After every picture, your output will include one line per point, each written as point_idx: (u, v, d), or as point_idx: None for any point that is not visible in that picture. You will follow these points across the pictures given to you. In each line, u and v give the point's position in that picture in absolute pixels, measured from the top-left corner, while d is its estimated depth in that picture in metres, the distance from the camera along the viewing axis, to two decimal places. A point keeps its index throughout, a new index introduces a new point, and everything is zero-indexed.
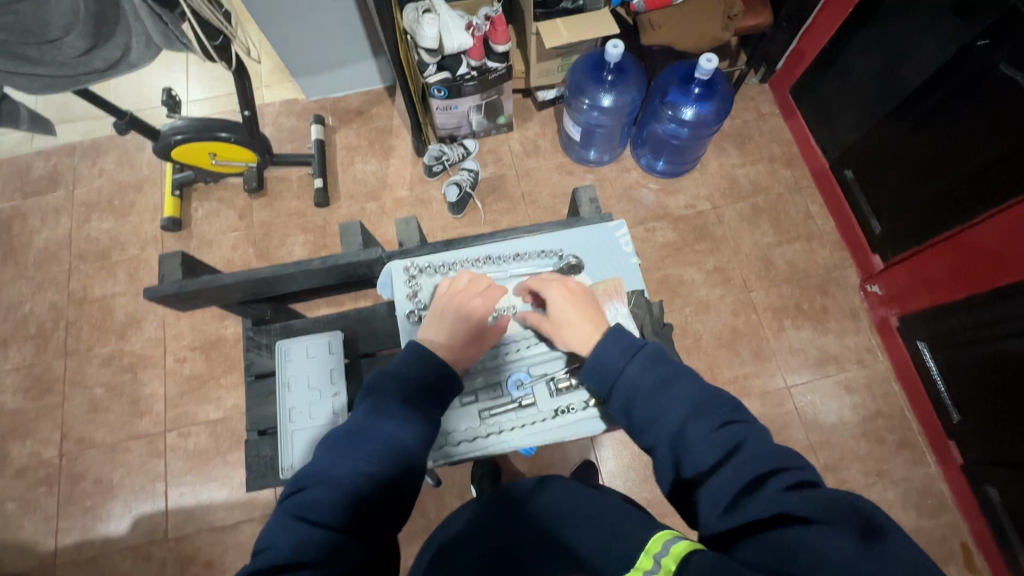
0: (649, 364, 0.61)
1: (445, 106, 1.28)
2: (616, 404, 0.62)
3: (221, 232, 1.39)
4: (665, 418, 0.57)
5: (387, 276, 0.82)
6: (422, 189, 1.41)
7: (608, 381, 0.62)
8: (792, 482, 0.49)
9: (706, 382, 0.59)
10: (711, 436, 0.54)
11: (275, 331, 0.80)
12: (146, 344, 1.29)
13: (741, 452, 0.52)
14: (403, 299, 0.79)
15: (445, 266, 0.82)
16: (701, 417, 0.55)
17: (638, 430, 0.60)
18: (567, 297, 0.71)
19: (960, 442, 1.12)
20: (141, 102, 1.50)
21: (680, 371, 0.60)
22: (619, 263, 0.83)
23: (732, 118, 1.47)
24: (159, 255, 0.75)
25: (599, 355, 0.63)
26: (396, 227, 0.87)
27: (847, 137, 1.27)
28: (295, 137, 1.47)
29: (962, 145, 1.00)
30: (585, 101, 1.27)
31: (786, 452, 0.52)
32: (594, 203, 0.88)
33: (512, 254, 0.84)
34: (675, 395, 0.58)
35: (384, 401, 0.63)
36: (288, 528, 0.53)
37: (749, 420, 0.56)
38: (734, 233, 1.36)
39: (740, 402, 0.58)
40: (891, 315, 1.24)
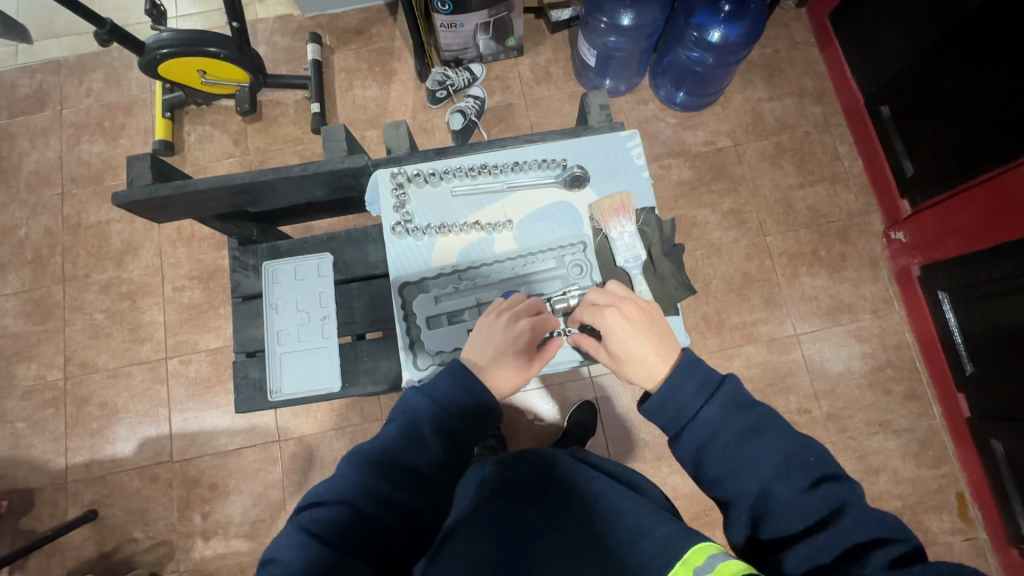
0: (729, 407, 0.57)
1: (450, 23, 1.18)
2: (685, 445, 0.58)
3: (216, 158, 1.33)
4: (747, 472, 0.54)
5: (373, 186, 0.77)
6: (424, 117, 1.33)
7: (678, 421, 0.59)
8: (895, 555, 0.47)
9: (796, 431, 0.56)
10: (802, 497, 0.52)
11: (262, 252, 0.77)
12: (143, 272, 1.27)
13: (841, 517, 0.50)
14: (389, 211, 0.75)
15: (437, 174, 0.77)
16: (790, 475, 0.53)
17: (709, 480, 0.57)
18: (628, 328, 0.64)
19: (970, 394, 1.09)
20: (128, 16, 1.40)
21: (765, 418, 0.57)
22: (628, 176, 0.77)
23: (762, 47, 1.35)
24: (127, 158, 0.71)
25: (668, 394, 0.59)
26: (384, 132, 0.80)
27: (887, 67, 1.16)
28: (291, 58, 1.38)
29: (1011, 83, 0.90)
30: (602, 19, 1.16)
31: (886, 518, 0.51)
32: (604, 110, 0.81)
33: (510, 163, 0.78)
34: (759, 448, 0.55)
35: (420, 424, 0.60)
36: (297, 545, 0.50)
37: (840, 475, 0.54)
38: (754, 173, 1.28)
39: (828, 453, 0.55)
40: (913, 264, 1.18)
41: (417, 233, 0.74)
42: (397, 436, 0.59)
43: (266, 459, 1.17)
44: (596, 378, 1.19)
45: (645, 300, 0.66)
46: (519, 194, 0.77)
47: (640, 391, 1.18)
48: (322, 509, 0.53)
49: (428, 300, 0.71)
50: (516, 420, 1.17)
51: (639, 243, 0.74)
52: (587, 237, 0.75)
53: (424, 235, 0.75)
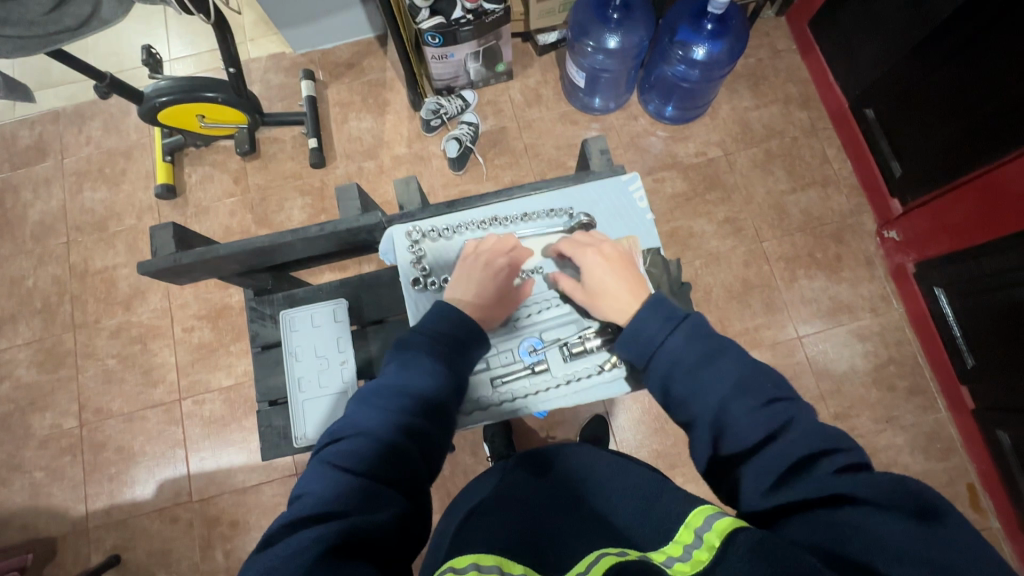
0: (693, 337, 0.60)
1: (440, 55, 1.21)
2: (654, 373, 0.62)
3: (217, 198, 1.35)
4: (705, 394, 0.57)
5: (388, 242, 0.79)
6: (420, 146, 1.36)
7: (646, 353, 0.63)
8: (843, 464, 0.48)
9: (749, 358, 0.58)
10: (754, 414, 0.53)
11: (278, 301, 0.78)
12: (153, 315, 1.29)
13: (789, 431, 0.51)
14: (407, 267, 0.77)
15: (451, 229, 0.79)
16: (745, 395, 0.55)
17: (676, 406, 0.60)
18: (603, 266, 0.70)
19: (973, 387, 1.11)
20: (122, 63, 1.42)
21: (724, 346, 0.59)
22: (633, 219, 0.80)
23: (745, 58, 1.38)
24: (149, 227, 0.73)
25: (636, 326, 0.64)
26: (396, 188, 0.84)
27: (870, 74, 1.19)
28: (285, 95, 1.41)
29: (991, 85, 0.93)
30: (589, 43, 1.18)
31: (834, 433, 0.51)
32: (605, 155, 0.85)
33: (519, 214, 0.81)
34: (715, 372, 0.57)
35: (413, 355, 0.63)
36: (325, 478, 0.50)
37: (793, 398, 0.55)
38: (746, 181, 1.31)
39: (787, 380, 0.57)
40: (908, 261, 1.21)
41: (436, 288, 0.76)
42: (399, 370, 0.62)
43: (285, 494, 1.18)
44: None
45: (623, 248, 0.73)
46: (531, 243, 0.80)
47: (649, 403, 1.20)
48: (341, 444, 0.54)
49: None
50: (530, 437, 1.18)
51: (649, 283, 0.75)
52: None
53: (443, 288, 0.76)
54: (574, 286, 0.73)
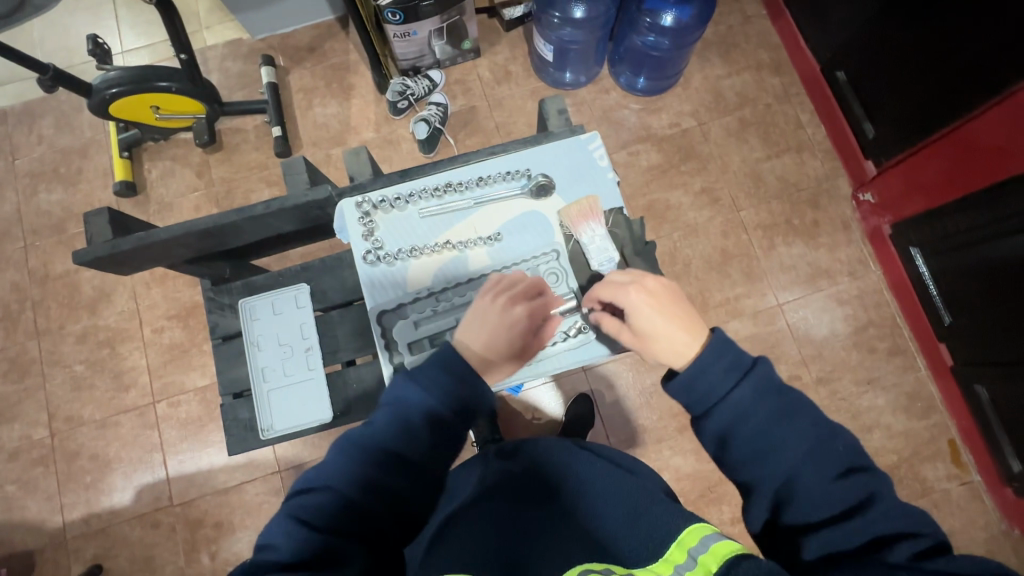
0: (763, 392, 0.55)
1: (403, 33, 1.17)
2: (711, 425, 0.57)
3: (180, 194, 1.30)
4: (776, 457, 0.53)
5: (341, 217, 0.76)
6: (388, 129, 1.32)
7: (706, 404, 0.57)
8: (923, 548, 0.48)
9: (826, 419, 0.55)
10: (830, 486, 0.51)
11: (237, 290, 0.75)
12: (120, 317, 1.24)
13: (869, 507, 0.50)
14: (358, 240, 0.74)
15: (403, 199, 0.75)
16: (823, 464, 0.52)
17: (734, 463, 0.56)
18: (653, 306, 0.62)
19: (951, 344, 1.12)
20: (71, 57, 1.36)
21: (798, 402, 0.55)
22: (594, 179, 0.77)
23: (715, 25, 1.36)
24: (83, 215, 0.69)
25: (699, 372, 0.57)
26: (345, 159, 0.80)
27: (839, 33, 1.18)
28: (245, 83, 1.35)
29: (964, 29, 0.91)
30: (555, 14, 1.16)
31: (914, 512, 0.51)
32: (562, 115, 0.81)
33: (475, 179, 0.77)
34: (790, 433, 0.54)
35: (404, 405, 0.58)
36: (284, 529, 0.52)
37: (870, 466, 0.54)
38: (721, 150, 1.30)
39: (861, 444, 0.54)
40: (885, 223, 1.20)
41: (389, 260, 0.73)
42: (385, 420, 0.58)
43: (268, 491, 1.15)
44: (589, 370, 1.20)
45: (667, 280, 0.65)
46: (488, 209, 0.76)
47: (633, 378, 1.19)
48: (311, 496, 0.54)
49: (407, 326, 0.70)
50: (515, 419, 1.16)
51: (611, 245, 0.74)
52: (560, 247, 0.75)
53: (396, 262, 0.73)
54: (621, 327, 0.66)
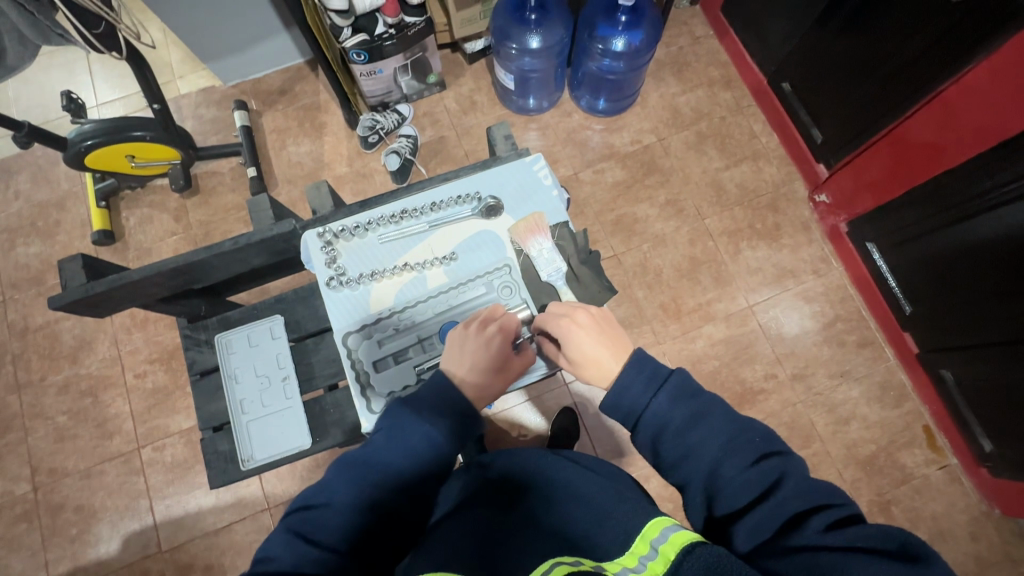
0: (677, 396, 0.60)
1: (369, 71, 1.22)
2: (642, 435, 0.61)
3: (159, 238, 1.32)
4: (695, 455, 0.57)
5: (304, 249, 0.78)
6: (361, 163, 1.36)
7: (632, 415, 0.62)
8: (833, 519, 0.49)
9: (738, 415, 0.59)
10: (744, 474, 0.54)
11: (212, 326, 0.77)
12: (102, 365, 1.24)
13: (781, 488, 0.52)
14: (322, 268, 0.77)
15: (361, 227, 0.79)
16: (735, 455, 0.55)
17: (667, 467, 0.59)
18: (583, 334, 0.67)
19: (913, 332, 1.17)
20: (46, 112, 1.39)
21: (711, 403, 0.59)
22: (541, 198, 0.80)
23: (667, 47, 1.43)
24: (57, 262, 0.71)
25: (620, 387, 0.62)
26: (307, 194, 0.84)
27: (780, 48, 1.26)
28: (219, 127, 1.39)
29: (891, 35, 0.98)
30: (513, 46, 1.21)
31: (825, 489, 0.52)
32: (509, 140, 0.85)
33: (428, 204, 0.80)
34: (704, 430, 0.57)
35: (406, 430, 0.60)
36: (288, 545, 0.52)
37: (785, 453, 0.56)
38: (682, 163, 1.36)
39: (772, 431, 0.58)
40: (841, 222, 1.26)
41: (351, 285, 0.76)
42: (388, 445, 0.60)
43: (259, 530, 1.15)
44: (570, 383, 1.22)
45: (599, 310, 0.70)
46: (443, 231, 0.79)
47: None
48: (313, 514, 0.55)
49: (372, 347, 0.72)
50: (502, 438, 1.18)
51: (558, 256, 0.77)
52: (511, 260, 0.78)
53: (358, 285, 0.76)
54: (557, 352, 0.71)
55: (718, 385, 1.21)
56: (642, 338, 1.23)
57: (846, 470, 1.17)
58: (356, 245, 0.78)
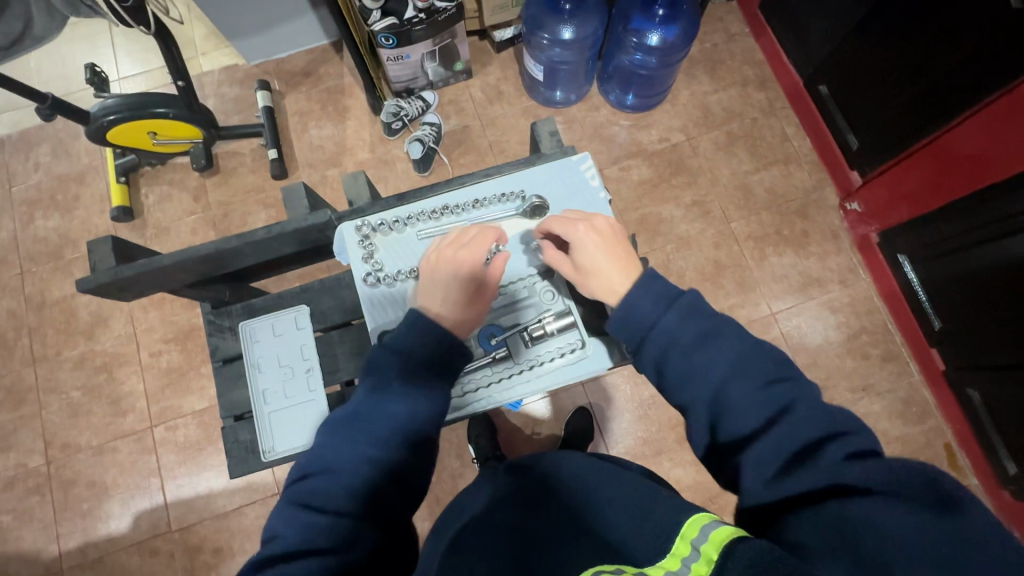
0: (688, 316, 0.58)
1: (396, 56, 1.19)
2: (647, 357, 0.60)
3: (177, 217, 1.31)
4: (701, 377, 0.56)
5: (340, 241, 0.77)
6: (383, 150, 1.34)
7: (638, 334, 0.61)
8: (851, 450, 0.47)
9: (750, 338, 0.57)
10: (754, 396, 0.52)
11: (236, 313, 0.75)
12: (117, 342, 1.24)
13: (791, 413, 0.50)
14: (358, 262, 0.74)
15: (401, 221, 0.76)
16: (745, 377, 0.54)
17: (671, 389, 0.58)
18: (595, 243, 0.67)
19: (941, 348, 1.14)
20: (68, 85, 1.38)
21: (721, 323, 0.58)
22: (587, 199, 0.78)
23: (701, 43, 1.39)
24: (87, 244, 0.70)
25: (630, 306, 0.61)
26: (344, 184, 0.82)
27: (820, 50, 1.21)
28: (241, 107, 1.37)
29: (939, 40, 0.94)
30: (544, 36, 1.18)
31: (841, 415, 0.50)
32: (554, 137, 0.83)
33: (471, 201, 0.79)
34: (713, 352, 0.56)
35: (384, 379, 0.60)
36: (290, 518, 0.52)
37: (798, 378, 0.54)
38: (710, 163, 1.32)
39: (789, 358, 0.56)
40: (872, 232, 1.23)
41: (389, 281, 0.73)
42: (369, 397, 0.59)
43: (268, 514, 1.14)
44: (586, 384, 1.20)
45: (613, 221, 0.70)
46: None
47: (631, 391, 1.20)
48: (309, 482, 0.55)
49: None
50: (515, 437, 1.17)
51: None
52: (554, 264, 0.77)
53: (396, 282, 0.73)
54: (562, 261, 0.70)
55: None
56: None
57: None
58: (394, 240, 0.76)
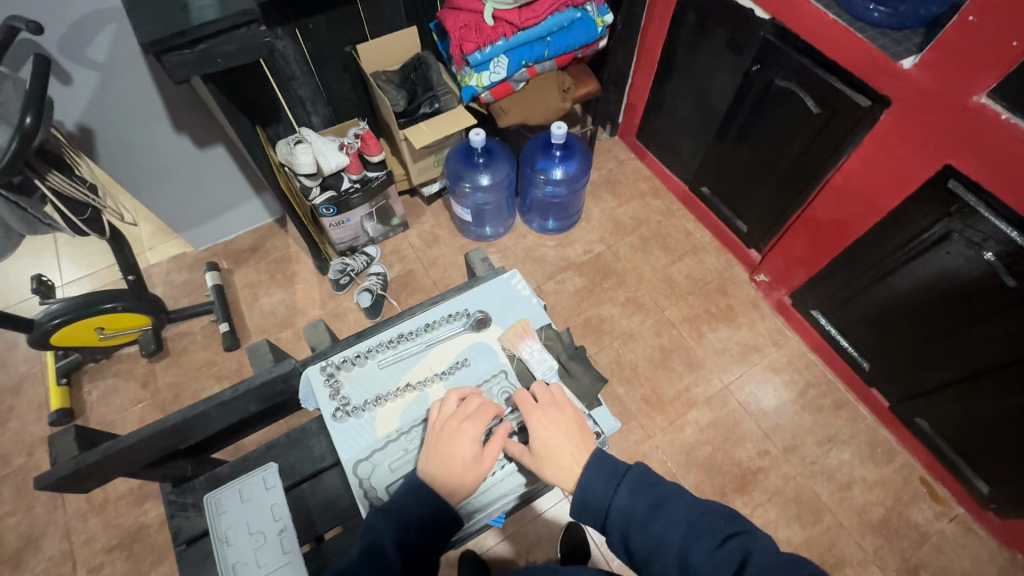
0: (636, 488, 0.61)
1: (337, 222, 1.32)
2: (612, 534, 0.61)
3: (123, 408, 1.27)
4: (665, 548, 0.57)
5: (305, 385, 0.79)
6: (334, 304, 1.41)
7: (598, 513, 0.62)
8: None
9: (696, 497, 0.60)
10: (713, 557, 0.55)
11: (200, 485, 0.73)
12: (49, 564, 1.10)
13: (748, 567, 0.53)
14: (326, 400, 0.76)
15: (361, 354, 0.79)
16: (701, 537, 0.57)
17: (642, 565, 0.59)
18: (569, 433, 0.66)
19: (879, 387, 1.23)
20: (9, 297, 1.40)
21: (669, 490, 0.61)
22: (524, 307, 0.84)
23: (598, 170, 1.65)
24: (48, 437, 0.69)
25: (584, 487, 0.62)
26: (304, 334, 0.86)
27: (693, 161, 1.47)
28: (190, 289, 1.43)
29: (776, 141, 1.18)
30: (466, 185, 1.37)
31: (791, 560, 0.52)
32: (486, 262, 0.92)
33: (422, 325, 0.83)
34: (668, 521, 0.58)
35: (382, 549, 0.60)
36: None
37: (750, 530, 0.57)
38: (632, 264, 1.49)
39: (735, 510, 0.59)
40: (784, 296, 1.38)
41: (357, 413, 0.75)
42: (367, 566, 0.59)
43: None
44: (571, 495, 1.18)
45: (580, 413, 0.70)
46: (438, 347, 0.81)
47: None
48: None
49: (389, 474, 0.70)
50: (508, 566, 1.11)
51: (549, 355, 0.78)
52: (507, 369, 0.79)
53: (364, 412, 0.75)
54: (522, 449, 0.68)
55: (716, 471, 1.22)
56: (631, 435, 1.25)
57: (864, 539, 1.15)
58: (358, 374, 0.78)
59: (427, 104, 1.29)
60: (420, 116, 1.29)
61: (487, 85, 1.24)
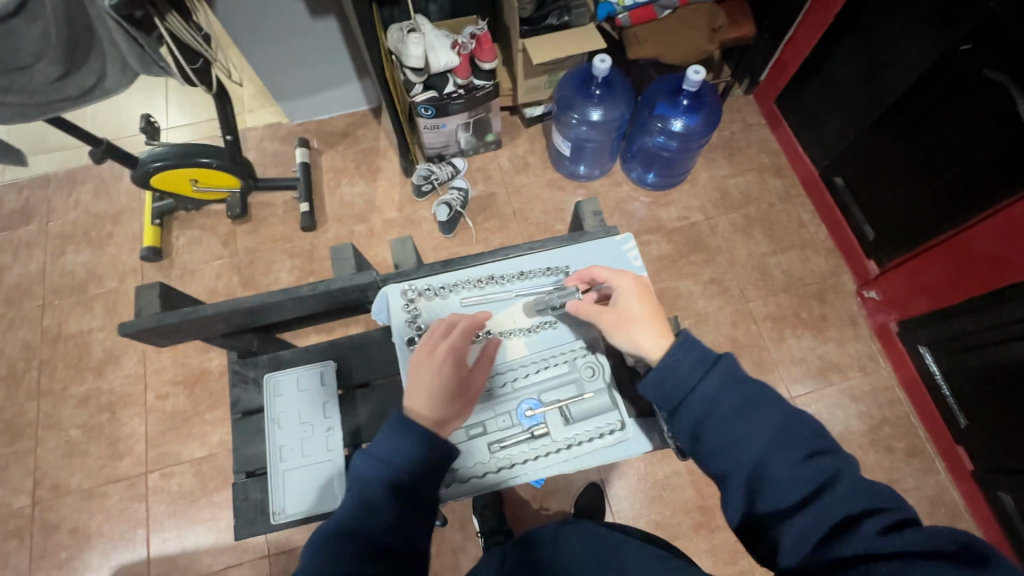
0: (726, 381, 0.56)
1: (433, 125, 1.26)
2: (682, 422, 0.58)
3: (204, 260, 1.34)
4: (742, 447, 0.54)
5: (382, 301, 0.77)
6: (411, 210, 1.39)
7: (675, 395, 0.58)
8: (889, 522, 0.47)
9: (788, 405, 0.55)
10: (796, 469, 0.52)
11: (262, 364, 0.75)
12: (125, 381, 1.23)
13: (833, 488, 0.50)
14: (402, 325, 0.74)
15: (447, 288, 0.77)
16: (788, 448, 0.53)
17: (705, 455, 0.57)
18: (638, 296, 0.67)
19: (969, 448, 1.10)
20: (119, 130, 1.46)
21: (760, 391, 0.55)
22: None
23: (720, 131, 1.47)
24: (136, 288, 0.72)
25: (667, 368, 0.58)
26: (390, 247, 0.81)
27: (836, 146, 1.27)
28: (279, 161, 1.44)
29: (954, 142, 0.98)
30: (574, 116, 1.25)
31: (880, 489, 0.50)
32: (598, 217, 0.84)
33: (515, 272, 0.80)
34: (753, 421, 0.54)
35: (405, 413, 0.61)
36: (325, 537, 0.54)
37: (834, 449, 0.53)
38: (729, 244, 1.35)
39: (824, 426, 0.55)
40: (891, 321, 1.23)
41: None
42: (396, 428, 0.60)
43: None
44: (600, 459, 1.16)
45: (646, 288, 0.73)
46: (526, 300, 0.78)
47: (646, 469, 1.15)
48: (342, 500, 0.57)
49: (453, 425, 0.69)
50: (523, 509, 1.13)
51: None
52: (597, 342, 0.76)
53: None
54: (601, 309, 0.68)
55: None
56: None
57: None
58: (439, 307, 0.76)
59: (555, 16, 1.15)
60: (544, 28, 1.15)
61: (629, 4, 1.14)
